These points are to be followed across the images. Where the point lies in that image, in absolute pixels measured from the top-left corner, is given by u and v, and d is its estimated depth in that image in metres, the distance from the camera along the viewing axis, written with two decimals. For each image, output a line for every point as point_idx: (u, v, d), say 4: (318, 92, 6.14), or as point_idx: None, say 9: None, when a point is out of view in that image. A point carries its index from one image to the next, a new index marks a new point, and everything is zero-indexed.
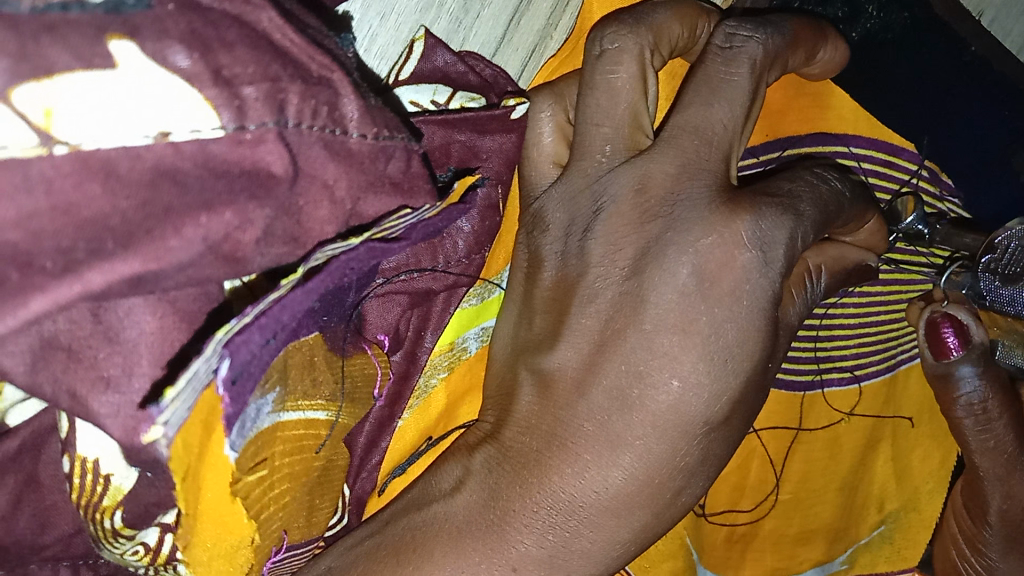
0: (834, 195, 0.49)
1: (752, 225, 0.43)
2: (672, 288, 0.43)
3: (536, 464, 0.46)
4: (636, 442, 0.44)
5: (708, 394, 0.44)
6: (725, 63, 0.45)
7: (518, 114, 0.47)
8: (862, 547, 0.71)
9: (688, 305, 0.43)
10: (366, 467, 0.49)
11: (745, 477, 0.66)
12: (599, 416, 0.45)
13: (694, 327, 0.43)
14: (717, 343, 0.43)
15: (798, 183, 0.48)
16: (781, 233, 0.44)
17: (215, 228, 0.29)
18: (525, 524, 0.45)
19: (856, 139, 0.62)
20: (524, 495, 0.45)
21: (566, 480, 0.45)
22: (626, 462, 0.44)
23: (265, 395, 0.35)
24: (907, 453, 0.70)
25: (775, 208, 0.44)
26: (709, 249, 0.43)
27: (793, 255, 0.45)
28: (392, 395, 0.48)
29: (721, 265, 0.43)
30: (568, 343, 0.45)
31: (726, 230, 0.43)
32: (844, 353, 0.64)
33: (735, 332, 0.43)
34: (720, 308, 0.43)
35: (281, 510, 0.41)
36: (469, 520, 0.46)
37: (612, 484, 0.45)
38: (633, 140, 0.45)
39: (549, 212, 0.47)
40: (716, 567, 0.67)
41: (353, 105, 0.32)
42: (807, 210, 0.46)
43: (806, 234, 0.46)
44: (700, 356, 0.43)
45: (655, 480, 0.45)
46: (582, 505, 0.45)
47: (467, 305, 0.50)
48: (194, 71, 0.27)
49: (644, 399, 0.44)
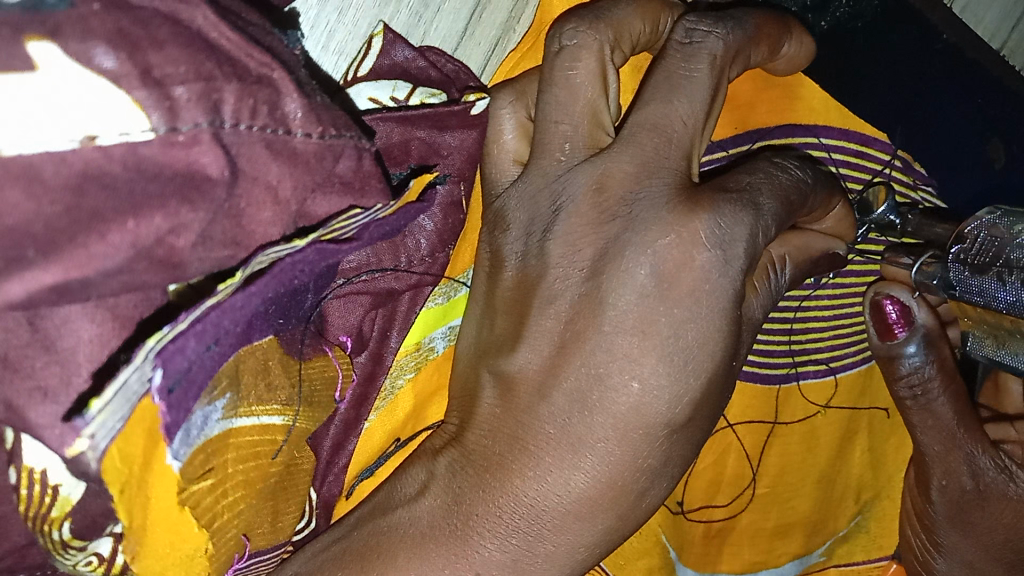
0: (796, 184, 0.48)
1: (710, 223, 0.42)
2: (631, 289, 0.42)
3: (498, 466, 0.45)
4: (598, 445, 0.43)
5: (669, 396, 0.43)
6: (685, 59, 0.44)
7: (478, 109, 0.46)
8: (841, 539, 0.70)
9: (648, 307, 0.42)
10: (331, 471, 0.48)
11: (722, 472, 0.64)
12: (560, 418, 0.44)
13: (653, 328, 0.42)
14: (677, 343, 0.42)
15: (756, 176, 0.47)
16: (741, 230, 0.43)
17: (145, 232, 0.28)
18: (489, 528, 0.45)
19: (826, 131, 0.61)
20: (487, 499, 0.45)
21: (528, 484, 0.44)
22: (588, 465, 0.44)
23: (213, 402, 0.35)
24: (882, 444, 0.69)
25: (733, 204, 0.43)
26: (667, 249, 0.42)
27: (756, 251, 0.44)
28: (356, 398, 0.47)
29: (680, 266, 0.42)
30: (529, 345, 0.44)
31: (684, 230, 0.42)
32: (819, 345, 0.63)
33: (696, 332, 0.42)
34: (680, 308, 0.42)
35: (237, 517, 0.40)
36: (433, 525, 0.45)
37: (575, 487, 0.44)
38: (593, 137, 0.44)
39: (509, 211, 0.46)
40: (695, 565, 0.66)
41: (296, 104, 0.32)
42: (766, 203, 0.45)
43: (767, 229, 0.45)
44: (659, 357, 0.42)
45: (619, 482, 0.45)
46: (544, 508, 0.44)
47: (433, 304, 0.50)
48: (121, 71, 0.26)
49: (605, 401, 0.43)
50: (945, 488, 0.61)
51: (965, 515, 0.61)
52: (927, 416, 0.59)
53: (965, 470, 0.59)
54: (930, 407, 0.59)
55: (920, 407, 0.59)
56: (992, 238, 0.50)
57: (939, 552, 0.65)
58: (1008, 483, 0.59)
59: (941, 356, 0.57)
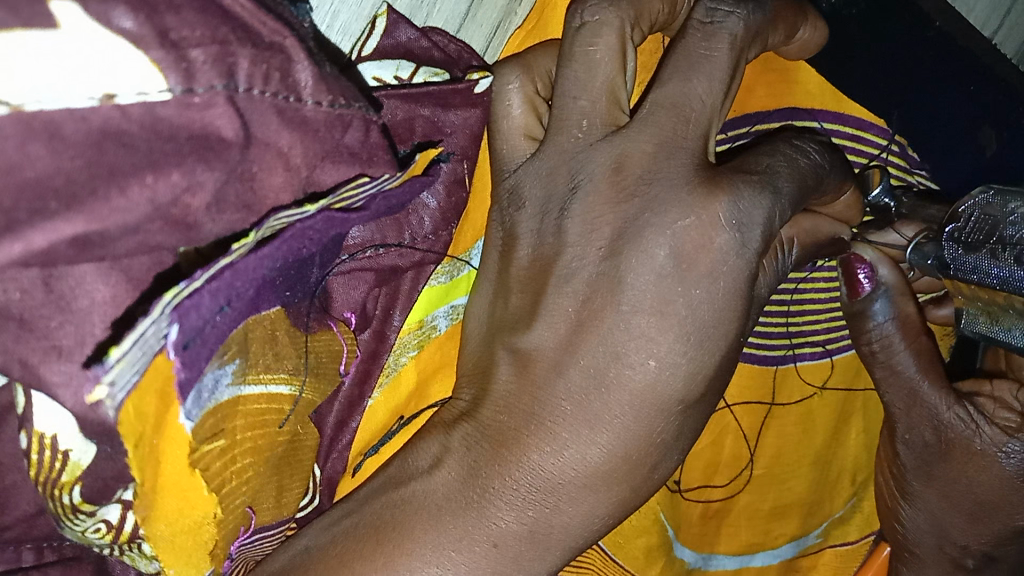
0: (813, 168, 0.48)
1: (729, 205, 0.42)
2: (650, 270, 0.42)
3: (514, 439, 0.45)
4: (614, 421, 0.43)
5: (685, 374, 0.43)
6: (706, 38, 0.44)
7: (482, 88, 0.46)
8: (836, 521, 0.70)
9: (665, 287, 0.42)
10: (336, 447, 0.49)
11: (720, 452, 0.63)
12: (577, 395, 0.44)
13: (670, 308, 0.42)
14: (694, 323, 0.42)
15: (775, 157, 0.46)
16: (758, 213, 0.43)
17: (161, 189, 0.29)
18: (505, 501, 0.44)
19: (823, 114, 0.63)
20: (503, 473, 0.44)
21: (543, 460, 0.44)
22: (604, 440, 0.44)
23: (223, 366, 0.35)
24: (878, 426, 0.68)
25: (751, 187, 0.43)
26: (687, 231, 0.42)
27: (770, 234, 0.44)
28: (360, 374, 0.48)
29: (699, 247, 0.42)
30: (545, 322, 0.44)
31: (703, 211, 0.42)
32: (815, 327, 0.63)
33: (712, 312, 0.42)
34: (698, 289, 0.42)
35: (244, 484, 0.41)
36: (448, 498, 0.45)
37: (590, 460, 0.44)
38: (611, 115, 0.44)
39: (525, 188, 0.46)
40: (692, 545, 0.65)
41: (306, 72, 0.32)
42: (785, 186, 0.45)
43: (783, 212, 0.45)
44: (676, 337, 0.42)
45: (632, 456, 0.45)
46: (560, 481, 0.44)
47: (434, 284, 0.50)
48: (139, 32, 0.26)
49: (622, 379, 0.43)
50: (908, 441, 0.62)
51: (958, 493, 0.62)
52: (910, 390, 0.60)
53: (927, 425, 0.60)
54: (916, 382, 0.60)
55: (908, 381, 0.60)
56: (983, 216, 0.51)
57: (906, 500, 0.65)
58: (974, 436, 0.60)
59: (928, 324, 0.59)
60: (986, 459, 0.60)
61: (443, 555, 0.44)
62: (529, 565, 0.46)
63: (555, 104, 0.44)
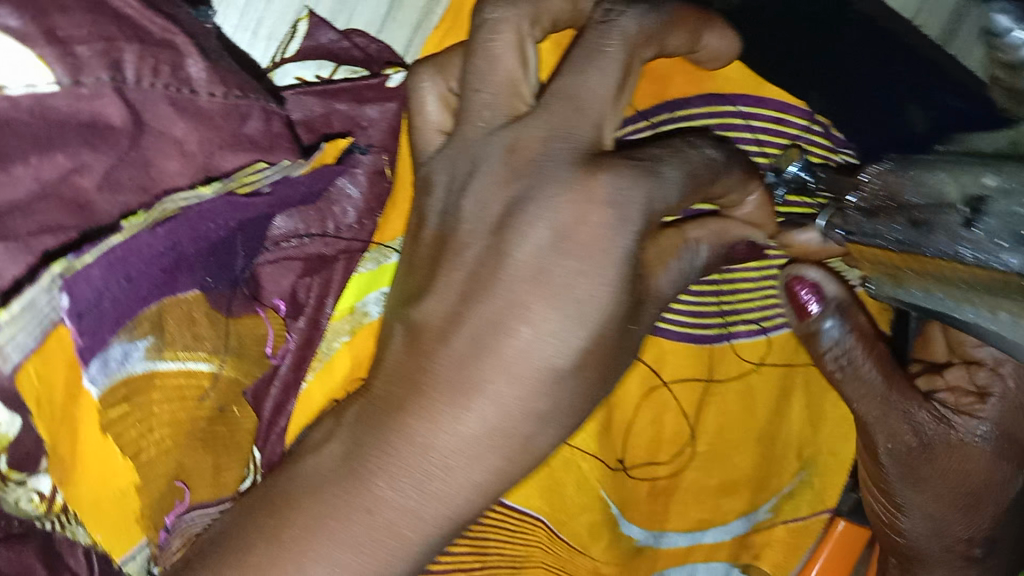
0: (705, 162, 0.50)
1: (611, 183, 0.45)
2: (530, 242, 0.44)
3: (395, 410, 0.45)
4: (490, 386, 0.44)
5: (561, 341, 0.44)
6: (600, 35, 0.46)
7: (394, 83, 0.50)
8: (785, 495, 0.71)
9: (544, 257, 0.44)
10: (273, 433, 0.50)
11: (662, 430, 0.65)
12: (456, 361, 0.45)
13: (545, 277, 0.44)
14: (569, 294, 0.44)
15: (664, 149, 0.49)
16: (638, 193, 0.45)
17: (50, 168, 0.34)
18: (384, 470, 0.45)
19: (743, 98, 0.63)
20: (384, 441, 0.45)
21: (422, 427, 0.45)
22: (479, 405, 0.44)
23: (133, 340, 0.40)
24: (821, 399, 0.70)
25: (633, 170, 0.46)
26: (565, 207, 0.44)
27: (650, 215, 0.46)
28: (296, 360, 0.51)
29: (578, 222, 0.44)
30: (436, 295, 0.47)
31: (582, 188, 0.44)
32: (749, 306, 0.65)
33: (589, 284, 0.44)
34: (575, 259, 0.44)
35: (168, 460, 0.44)
36: (331, 467, 0.45)
37: (468, 427, 0.44)
38: (512, 105, 0.47)
39: (434, 175, 0.49)
40: (641, 523, 0.67)
41: (197, 66, 0.38)
42: (668, 171, 0.47)
43: (666, 194, 0.47)
44: (552, 305, 0.44)
45: (510, 426, 0.45)
46: (438, 450, 0.44)
47: (363, 270, 0.53)
48: (24, 31, 0.32)
49: (498, 346, 0.44)
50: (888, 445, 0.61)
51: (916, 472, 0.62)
52: (859, 385, 0.60)
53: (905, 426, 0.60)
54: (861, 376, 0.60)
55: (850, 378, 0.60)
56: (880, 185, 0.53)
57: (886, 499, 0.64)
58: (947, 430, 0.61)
59: (857, 324, 0.60)
60: (954, 446, 0.61)
61: (319, 522, 0.44)
62: (410, 540, 0.45)
63: (462, 98, 0.48)
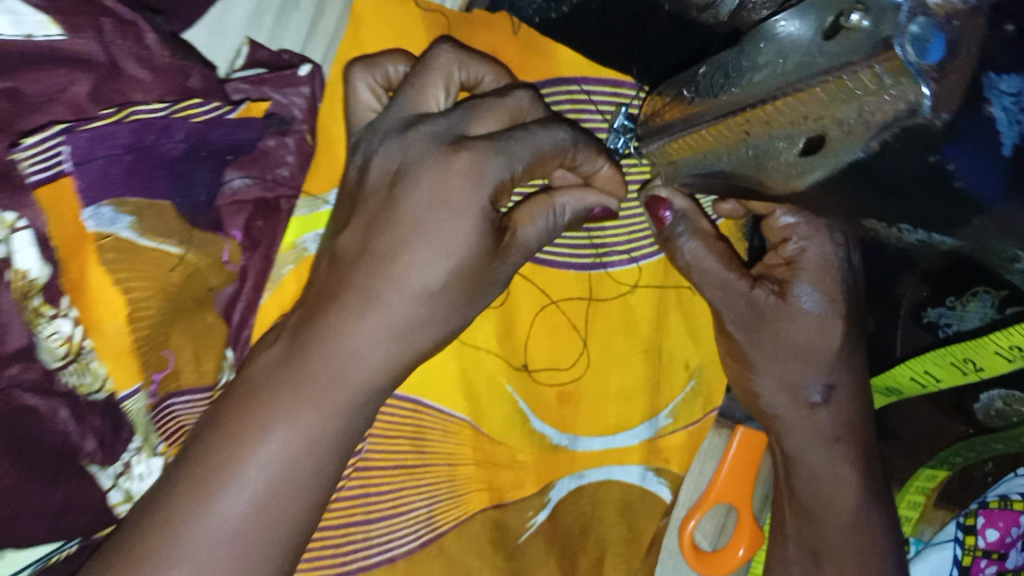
0: (551, 147, 0.65)
1: (468, 155, 0.59)
2: (413, 191, 0.59)
3: (317, 324, 0.57)
4: (387, 305, 0.58)
5: (434, 271, 0.59)
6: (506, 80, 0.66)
7: (303, 72, 0.70)
8: (679, 401, 0.87)
9: (424, 205, 0.59)
10: (241, 337, 0.71)
11: (559, 341, 0.82)
12: (366, 282, 0.58)
13: (423, 223, 0.58)
14: (438, 236, 0.59)
15: (517, 130, 0.63)
16: (488, 159, 0.60)
17: None
18: (312, 369, 0.55)
19: (583, 79, 0.83)
20: (311, 349, 0.56)
21: (341, 338, 0.57)
22: (380, 323, 0.57)
23: (121, 212, 0.61)
24: (694, 316, 0.87)
25: (484, 143, 0.60)
26: (435, 173, 0.59)
27: (496, 183, 0.61)
28: (256, 283, 0.71)
29: (443, 180, 0.59)
30: (349, 231, 0.60)
31: (453, 160, 0.59)
32: (615, 239, 0.82)
33: (453, 229, 0.59)
34: (444, 211, 0.59)
35: (141, 320, 0.63)
36: (268, 373, 0.56)
37: (373, 342, 0.57)
38: (420, 103, 0.64)
39: (358, 146, 0.65)
40: (552, 423, 0.82)
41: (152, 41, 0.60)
42: (513, 146, 0.62)
43: (507, 166, 0.61)
44: (426, 246, 0.58)
45: (401, 339, 0.59)
46: (355, 358, 0.57)
47: (300, 213, 0.73)
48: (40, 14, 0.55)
49: (390, 271, 0.58)
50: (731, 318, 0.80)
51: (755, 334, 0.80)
52: (705, 276, 0.78)
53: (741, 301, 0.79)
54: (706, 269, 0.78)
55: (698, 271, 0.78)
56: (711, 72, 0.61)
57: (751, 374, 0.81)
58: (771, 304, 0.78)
59: (700, 229, 0.77)
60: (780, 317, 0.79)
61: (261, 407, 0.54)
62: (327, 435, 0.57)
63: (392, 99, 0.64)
